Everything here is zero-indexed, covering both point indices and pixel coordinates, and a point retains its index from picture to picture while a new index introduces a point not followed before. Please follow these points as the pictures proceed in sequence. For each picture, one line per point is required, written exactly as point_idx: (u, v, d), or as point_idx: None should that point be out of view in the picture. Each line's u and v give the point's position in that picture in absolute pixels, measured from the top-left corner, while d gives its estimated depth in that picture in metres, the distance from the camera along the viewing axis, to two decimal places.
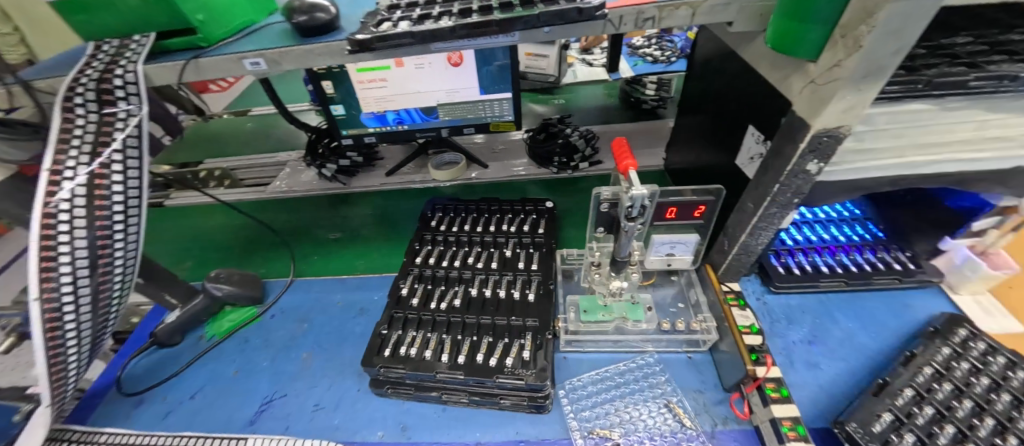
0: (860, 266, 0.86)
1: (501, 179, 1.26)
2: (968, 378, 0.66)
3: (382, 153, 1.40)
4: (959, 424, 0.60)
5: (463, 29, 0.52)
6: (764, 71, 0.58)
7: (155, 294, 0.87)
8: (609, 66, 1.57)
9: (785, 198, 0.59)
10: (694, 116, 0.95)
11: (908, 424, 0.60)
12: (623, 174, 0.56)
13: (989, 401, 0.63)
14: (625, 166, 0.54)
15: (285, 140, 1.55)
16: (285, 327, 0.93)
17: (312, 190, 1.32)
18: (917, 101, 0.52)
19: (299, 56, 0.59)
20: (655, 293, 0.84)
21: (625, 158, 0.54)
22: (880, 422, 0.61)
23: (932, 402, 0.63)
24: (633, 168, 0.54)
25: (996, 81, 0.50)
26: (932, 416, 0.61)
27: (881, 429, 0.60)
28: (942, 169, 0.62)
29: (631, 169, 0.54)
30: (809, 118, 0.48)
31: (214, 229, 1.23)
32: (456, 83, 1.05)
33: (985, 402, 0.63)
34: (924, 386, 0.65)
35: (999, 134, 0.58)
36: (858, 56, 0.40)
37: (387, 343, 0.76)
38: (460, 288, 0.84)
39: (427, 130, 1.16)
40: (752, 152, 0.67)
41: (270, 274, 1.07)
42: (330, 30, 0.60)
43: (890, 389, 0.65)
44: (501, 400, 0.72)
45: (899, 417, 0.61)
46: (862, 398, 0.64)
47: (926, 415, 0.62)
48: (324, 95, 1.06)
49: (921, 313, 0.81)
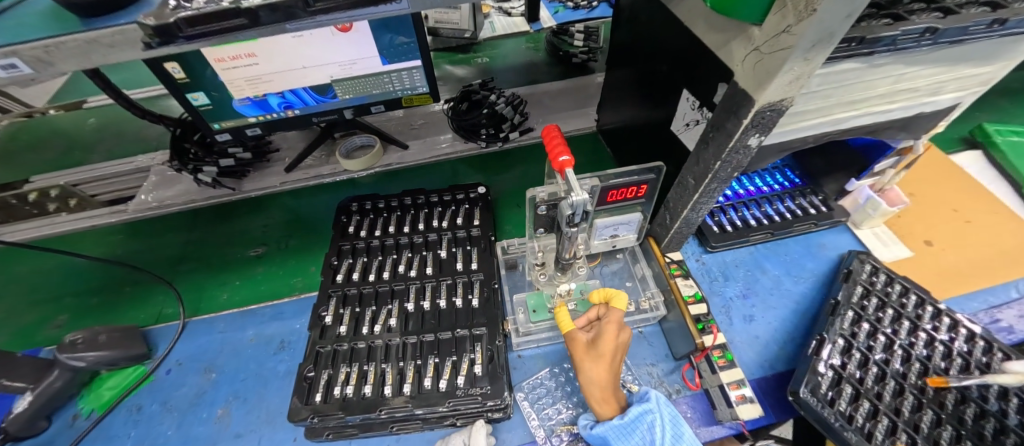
0: (783, 216, 0.90)
1: (425, 161, 1.12)
2: (877, 314, 0.76)
3: (275, 141, 1.15)
4: (878, 363, 0.70)
5: (319, 0, 0.38)
6: (701, 32, 0.51)
7: None
8: (529, 15, 1.43)
9: (725, 173, 0.55)
10: (623, 74, 0.88)
11: (846, 376, 0.68)
12: (557, 169, 0.51)
13: (893, 333, 0.73)
14: (561, 164, 0.49)
15: (146, 138, 1.22)
16: (188, 381, 0.80)
17: (192, 201, 1.07)
18: (851, 61, 0.48)
19: (81, 50, 0.42)
20: (602, 273, 0.81)
21: (561, 154, 0.49)
22: (823, 381, 0.67)
23: (856, 347, 0.71)
24: (569, 164, 0.49)
25: (918, 36, 0.48)
26: (859, 361, 0.70)
27: (827, 387, 0.66)
28: (861, 122, 0.62)
29: (567, 168, 0.49)
30: (753, 92, 0.43)
31: (67, 268, 0.97)
32: (351, 54, 0.84)
33: (891, 334, 0.73)
34: (848, 332, 0.73)
35: (911, 86, 0.58)
36: (811, 22, 0.34)
37: (316, 386, 0.67)
38: (395, 304, 0.75)
39: (324, 113, 0.96)
40: (689, 119, 0.62)
41: (152, 319, 0.89)
42: (126, 4, 0.44)
43: (826, 342, 0.71)
44: (452, 423, 0.65)
45: (838, 371, 0.68)
46: (807, 357, 0.69)
47: (854, 361, 0.70)
48: (173, 81, 0.79)
49: (833, 250, 0.88)
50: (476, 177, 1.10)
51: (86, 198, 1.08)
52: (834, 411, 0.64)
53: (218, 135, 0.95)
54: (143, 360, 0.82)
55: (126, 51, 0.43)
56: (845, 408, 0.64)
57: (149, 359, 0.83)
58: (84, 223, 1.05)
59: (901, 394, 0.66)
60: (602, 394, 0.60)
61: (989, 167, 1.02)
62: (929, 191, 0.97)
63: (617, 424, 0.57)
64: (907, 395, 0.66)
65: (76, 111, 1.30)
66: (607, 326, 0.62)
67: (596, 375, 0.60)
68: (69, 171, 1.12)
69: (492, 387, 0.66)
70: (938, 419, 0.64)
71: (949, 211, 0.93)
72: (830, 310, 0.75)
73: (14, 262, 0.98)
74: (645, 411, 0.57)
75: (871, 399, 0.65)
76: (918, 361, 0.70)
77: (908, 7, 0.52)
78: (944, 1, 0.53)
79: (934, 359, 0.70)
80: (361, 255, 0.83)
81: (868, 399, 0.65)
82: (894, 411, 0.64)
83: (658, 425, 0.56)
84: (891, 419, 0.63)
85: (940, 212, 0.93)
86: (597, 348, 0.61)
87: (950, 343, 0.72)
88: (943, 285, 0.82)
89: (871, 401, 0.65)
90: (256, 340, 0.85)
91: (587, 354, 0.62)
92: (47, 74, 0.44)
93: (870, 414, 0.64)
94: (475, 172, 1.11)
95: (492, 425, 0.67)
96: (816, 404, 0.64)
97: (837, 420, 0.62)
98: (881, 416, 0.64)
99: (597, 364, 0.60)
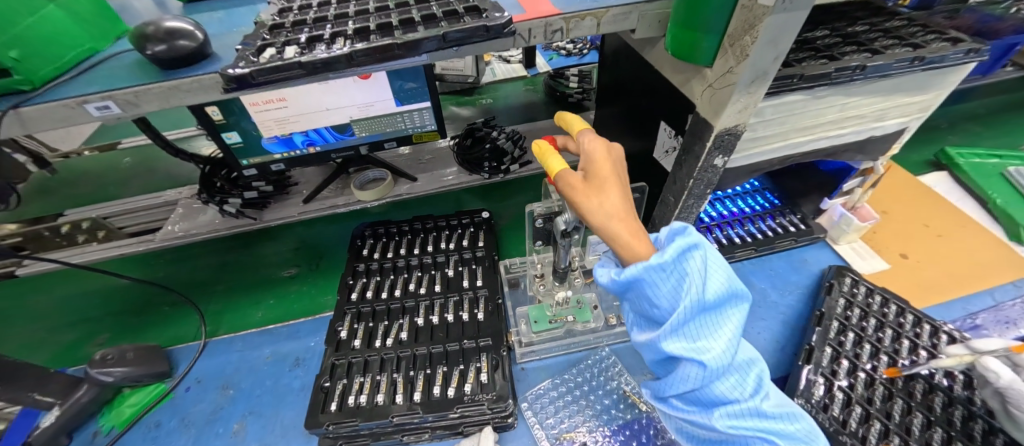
0: (764, 234, 0.97)
1: (433, 191, 1.21)
2: (861, 323, 0.80)
3: (294, 176, 1.25)
4: (866, 370, 0.73)
5: (360, 55, 0.48)
6: (668, 73, 0.61)
7: (21, 397, 0.72)
8: (526, 61, 1.58)
9: (700, 189, 0.63)
10: (610, 110, 0.98)
11: (837, 383, 0.71)
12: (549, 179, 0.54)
13: (879, 341, 0.77)
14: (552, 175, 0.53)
15: (175, 175, 1.33)
16: (206, 397, 0.84)
17: (216, 231, 1.15)
18: (796, 93, 0.57)
19: (162, 94, 0.52)
20: (598, 289, 0.87)
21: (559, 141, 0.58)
22: (817, 388, 0.71)
23: (845, 356, 0.75)
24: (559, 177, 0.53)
25: (849, 72, 0.57)
26: (849, 369, 0.73)
27: (821, 395, 0.70)
28: (819, 146, 0.71)
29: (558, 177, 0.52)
30: (711, 119, 0.52)
31: (97, 294, 1.04)
32: (369, 97, 0.95)
33: (877, 342, 0.77)
34: (836, 342, 0.77)
35: (857, 113, 0.67)
36: (746, 64, 0.44)
37: (332, 396, 0.71)
38: (406, 319, 0.81)
39: (343, 149, 1.06)
40: (668, 146, 0.71)
41: (174, 340, 0.94)
42: (201, 59, 0.54)
43: (815, 353, 0.75)
44: (462, 431, 0.69)
45: (828, 378, 0.72)
46: (799, 367, 0.73)
47: (844, 369, 0.73)
48: (212, 123, 0.90)
49: (815, 265, 0.94)
50: (480, 205, 1.19)
51: (114, 230, 1.17)
52: (827, 416, 0.67)
53: (246, 170, 1.04)
54: (164, 378, 0.87)
55: (198, 95, 0.53)
56: (838, 413, 0.67)
57: (170, 378, 0.87)
58: (113, 252, 1.12)
59: (890, 398, 0.69)
60: (621, 210, 0.47)
61: (955, 187, 1.10)
62: (900, 208, 1.04)
63: (658, 265, 0.43)
64: (896, 399, 0.69)
65: (110, 152, 1.42)
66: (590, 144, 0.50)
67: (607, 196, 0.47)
68: (102, 206, 1.21)
69: (497, 394, 0.70)
70: (928, 422, 0.67)
71: (921, 226, 1.00)
72: (816, 321, 0.80)
73: (48, 290, 1.05)
74: (685, 250, 0.45)
75: (863, 405, 0.68)
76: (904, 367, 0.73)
77: (841, 49, 0.62)
78: (872, 44, 0.63)
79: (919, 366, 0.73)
80: (375, 275, 0.89)
81: (860, 405, 0.68)
82: (886, 415, 0.67)
83: (702, 262, 0.45)
84: (883, 423, 0.66)
85: (912, 228, 1.00)
86: (592, 181, 0.48)
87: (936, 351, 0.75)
88: (921, 296, 0.87)
89: (863, 406, 0.68)
90: (273, 357, 0.89)
91: (586, 190, 0.48)
92: (130, 113, 0.53)
93: (863, 419, 0.67)
94: (480, 200, 1.19)
95: (498, 432, 0.70)
96: (809, 410, 0.68)
97: (831, 424, 0.66)
98: (873, 420, 0.66)
99: (601, 194, 0.47)
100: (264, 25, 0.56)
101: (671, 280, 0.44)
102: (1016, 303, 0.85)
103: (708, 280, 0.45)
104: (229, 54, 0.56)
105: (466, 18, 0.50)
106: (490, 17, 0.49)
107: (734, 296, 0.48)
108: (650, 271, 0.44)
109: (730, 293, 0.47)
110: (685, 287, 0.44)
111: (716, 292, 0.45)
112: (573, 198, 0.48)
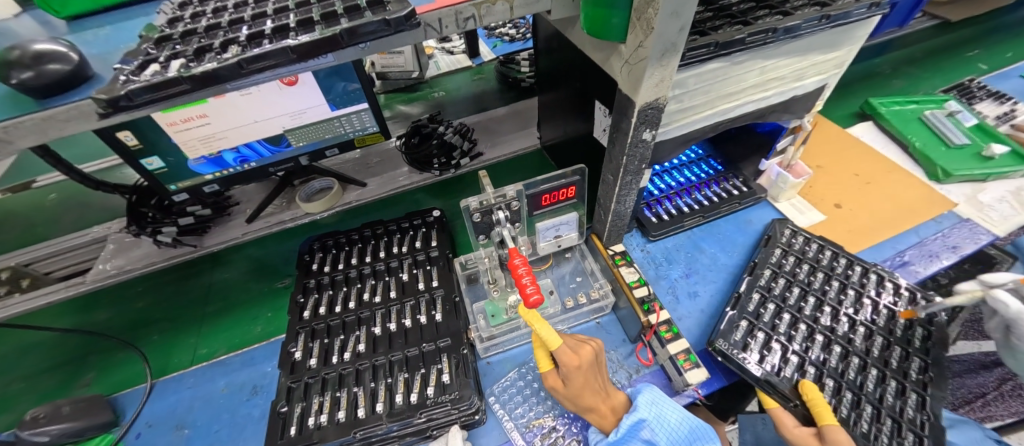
0: (711, 200, 1.00)
1: (383, 195, 1.17)
2: (806, 277, 0.82)
3: (234, 195, 1.18)
4: (792, 311, 0.77)
5: (253, 62, 0.45)
6: (591, 53, 0.61)
7: None
8: (469, 50, 1.54)
9: (634, 165, 0.64)
10: (551, 93, 0.97)
11: (758, 324, 0.75)
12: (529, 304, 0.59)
13: (824, 293, 0.80)
14: (534, 302, 0.57)
15: (102, 209, 1.22)
16: (159, 442, 0.78)
17: (152, 262, 1.07)
18: (715, 61, 0.58)
19: (37, 126, 0.46)
20: (556, 274, 0.87)
21: (532, 293, 0.58)
22: (738, 331, 0.74)
23: (802, 320, 0.76)
24: (539, 297, 0.58)
25: (763, 35, 0.59)
26: (806, 332, 0.75)
27: (740, 336, 0.73)
28: (747, 110, 0.73)
29: (540, 303, 0.58)
30: (633, 95, 0.53)
31: (23, 351, 0.95)
32: (299, 104, 0.88)
33: (821, 294, 0.80)
34: (794, 307, 0.78)
35: (777, 75, 0.69)
36: (653, 37, 0.44)
37: (291, 420, 0.68)
38: (362, 330, 0.79)
39: (280, 162, 1.00)
40: (604, 125, 0.71)
41: (117, 387, 0.87)
42: (79, 82, 0.50)
43: (743, 299, 0.78)
44: (431, 434, 0.68)
45: (751, 321, 0.75)
46: (724, 313, 0.76)
47: (801, 333, 0.74)
48: (127, 149, 0.81)
49: (758, 223, 0.97)
50: (434, 203, 1.16)
51: (39, 276, 1.09)
52: (747, 354, 0.71)
53: (176, 195, 0.96)
54: (111, 427, 0.80)
55: (80, 123, 0.48)
56: (774, 363, 0.70)
57: (117, 426, 0.81)
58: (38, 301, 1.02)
59: (812, 335, 0.74)
60: (595, 403, 0.63)
61: (881, 135, 1.17)
62: (833, 161, 1.10)
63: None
64: (817, 336, 0.74)
65: (24, 192, 1.29)
66: (570, 367, 0.61)
67: (584, 401, 0.63)
68: (20, 252, 1.10)
69: (461, 392, 0.69)
70: (882, 376, 0.70)
71: (852, 176, 1.06)
72: (748, 270, 0.83)
73: None
74: (640, 421, 0.62)
75: (818, 365, 0.70)
76: (830, 307, 0.78)
77: (755, 13, 0.63)
78: (785, 5, 0.65)
79: (874, 320, 0.76)
80: (327, 289, 0.86)
81: (813, 366, 0.70)
82: (840, 373, 0.70)
83: (650, 431, 0.62)
84: (836, 381, 0.69)
85: (844, 178, 1.05)
86: (569, 383, 0.62)
87: (878, 298, 0.79)
88: (855, 241, 0.92)
89: (817, 367, 0.70)
90: (228, 389, 0.85)
91: (569, 393, 0.63)
92: (5, 151, 0.47)
93: (816, 379, 0.69)
94: (433, 198, 1.17)
95: (468, 430, 0.70)
96: (730, 351, 0.71)
97: (749, 361, 0.70)
98: (826, 379, 0.69)
99: (577, 396, 0.62)
100: (150, 38, 0.52)
101: None
102: (937, 237, 0.92)
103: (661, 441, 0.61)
104: (113, 73, 0.52)
105: (368, 13, 0.47)
106: (391, 9, 0.47)
107: (695, 436, 0.63)
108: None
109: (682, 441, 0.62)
110: None
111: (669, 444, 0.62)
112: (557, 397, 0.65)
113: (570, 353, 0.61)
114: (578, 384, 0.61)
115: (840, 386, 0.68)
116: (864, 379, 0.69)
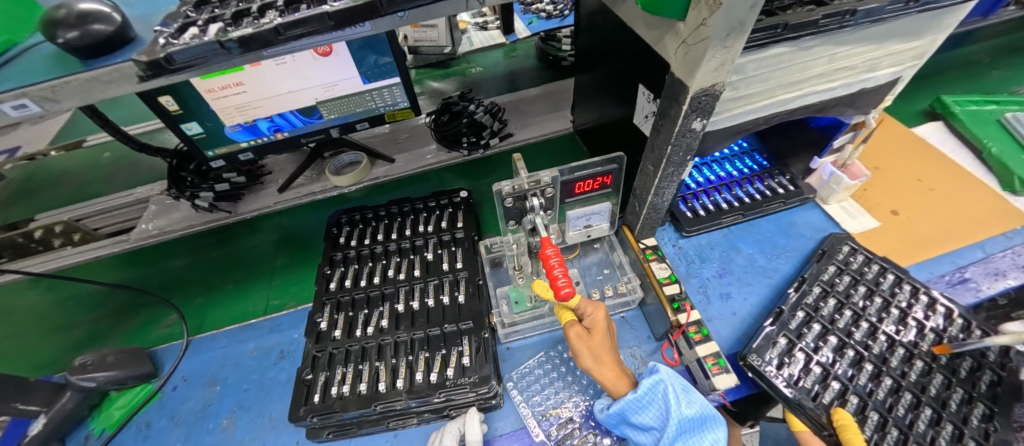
0: (752, 197, 0.94)
1: (410, 172, 1.17)
2: (862, 301, 0.76)
3: (267, 164, 1.20)
4: (839, 334, 0.72)
5: (290, 28, 0.44)
6: (642, 32, 0.57)
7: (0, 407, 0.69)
8: (504, 27, 1.49)
9: (678, 156, 0.61)
10: (589, 75, 0.92)
11: (799, 343, 0.71)
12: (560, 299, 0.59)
13: (877, 319, 0.74)
14: (564, 295, 0.57)
15: (146, 170, 1.27)
16: (193, 395, 0.82)
17: (190, 224, 1.11)
18: (781, 45, 0.53)
19: (81, 86, 0.47)
20: (582, 264, 0.85)
21: (563, 287, 0.57)
22: (775, 348, 0.70)
23: (851, 345, 0.71)
24: (571, 292, 0.58)
25: (839, 18, 0.53)
26: (853, 359, 0.70)
27: (776, 353, 0.70)
28: (806, 102, 0.67)
29: (571, 296, 0.57)
30: (687, 78, 0.49)
31: (75, 299, 1.01)
32: (332, 76, 0.87)
33: (875, 320, 0.74)
34: (844, 331, 0.73)
35: (847, 64, 0.62)
36: (720, 14, 0.39)
37: (315, 388, 0.70)
38: (386, 306, 0.79)
39: (312, 133, 1.00)
40: (647, 111, 0.67)
41: (156, 342, 0.91)
42: (121, 44, 0.49)
43: (784, 315, 0.74)
44: (448, 414, 0.68)
45: (792, 339, 0.71)
46: (761, 327, 0.73)
47: (847, 359, 0.70)
48: (168, 113, 0.83)
49: (803, 225, 0.91)
50: (460, 183, 1.15)
51: (89, 232, 1.14)
52: (781, 373, 0.67)
53: (213, 161, 0.98)
54: (150, 379, 0.84)
55: (121, 86, 0.49)
56: (812, 387, 0.67)
57: (156, 378, 0.85)
58: (87, 255, 1.07)
59: (859, 363, 0.69)
60: (612, 360, 0.63)
61: (950, 137, 1.07)
62: (893, 163, 1.01)
63: (632, 400, 0.59)
64: (866, 364, 0.69)
65: (77, 151, 1.35)
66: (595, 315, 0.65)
67: (601, 351, 0.63)
68: (73, 207, 1.14)
69: (479, 376, 0.69)
70: (937, 418, 0.64)
71: (913, 181, 0.97)
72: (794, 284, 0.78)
73: (25, 296, 1.03)
74: (658, 382, 0.59)
75: (860, 395, 0.66)
76: (885, 334, 0.72)
77: None
78: None
79: (927, 349, 0.71)
80: (352, 263, 0.87)
81: (856, 395, 0.66)
82: (885, 407, 0.65)
83: (667, 393, 0.58)
84: (881, 415, 0.64)
85: (903, 181, 0.97)
86: (591, 333, 0.64)
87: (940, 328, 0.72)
88: (911, 252, 0.85)
89: (861, 398, 0.66)
90: (257, 352, 0.87)
91: (590, 344, 0.63)
92: (53, 110, 0.48)
93: (858, 410, 0.65)
94: (460, 178, 1.16)
95: (485, 413, 0.70)
96: (763, 367, 0.68)
97: (784, 380, 0.66)
98: (870, 412, 0.64)
99: (599, 348, 0.63)
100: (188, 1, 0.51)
101: (650, 412, 0.59)
102: (1007, 254, 0.83)
103: (678, 407, 0.57)
104: (153, 36, 0.51)
105: None
106: None
107: (707, 419, 0.59)
108: (630, 409, 0.59)
109: (698, 417, 0.58)
110: (658, 414, 0.58)
111: (682, 416, 0.57)
112: (574, 353, 0.63)
113: (592, 304, 0.67)
114: (599, 333, 0.64)
115: (885, 422, 0.64)
116: (915, 418, 0.64)
